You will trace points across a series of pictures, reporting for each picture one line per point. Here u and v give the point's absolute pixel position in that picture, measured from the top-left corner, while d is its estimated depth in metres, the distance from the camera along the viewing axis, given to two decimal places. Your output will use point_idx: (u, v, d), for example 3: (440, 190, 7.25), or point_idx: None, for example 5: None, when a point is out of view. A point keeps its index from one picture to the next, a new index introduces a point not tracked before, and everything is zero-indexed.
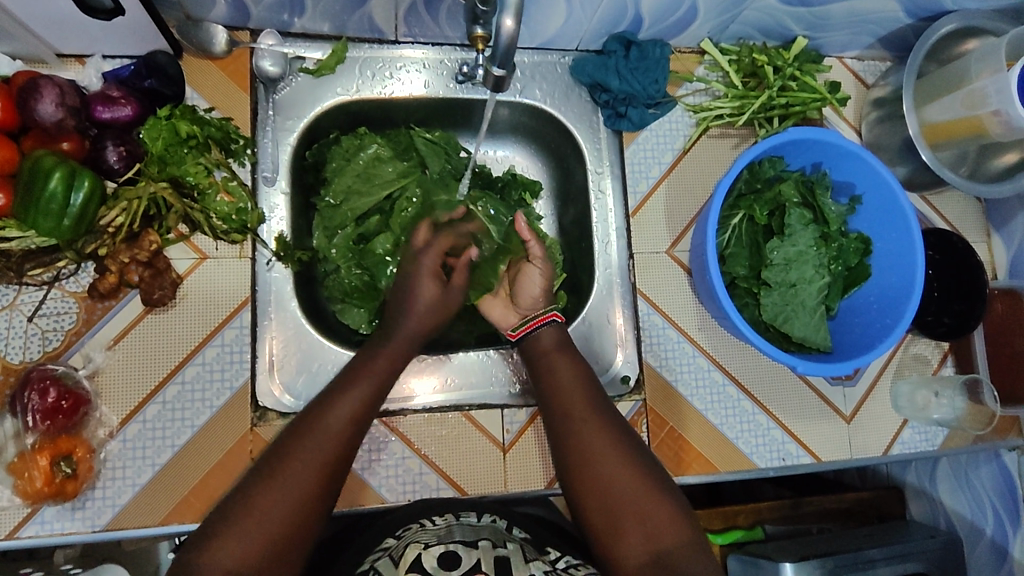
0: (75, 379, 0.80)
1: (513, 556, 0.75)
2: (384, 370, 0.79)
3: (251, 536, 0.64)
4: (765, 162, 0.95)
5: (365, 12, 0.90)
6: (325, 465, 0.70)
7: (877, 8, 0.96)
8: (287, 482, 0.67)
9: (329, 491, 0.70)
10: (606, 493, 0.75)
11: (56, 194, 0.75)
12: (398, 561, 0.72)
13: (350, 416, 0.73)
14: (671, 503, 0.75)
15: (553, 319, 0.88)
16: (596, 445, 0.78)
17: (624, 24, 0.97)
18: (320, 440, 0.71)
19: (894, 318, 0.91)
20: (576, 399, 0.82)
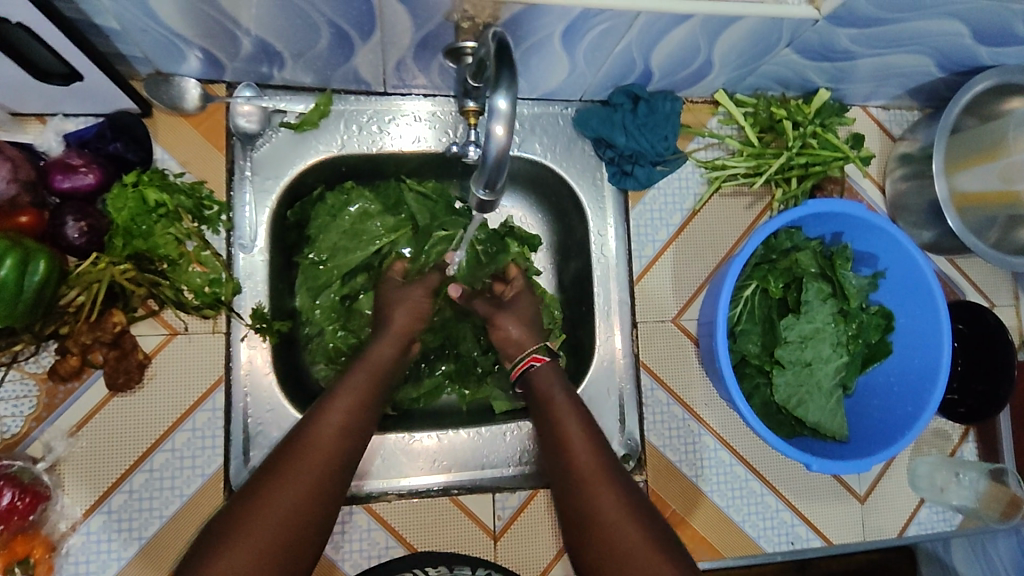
0: (32, 475, 0.75)
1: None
2: (375, 380, 0.75)
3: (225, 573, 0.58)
4: (782, 233, 0.89)
5: (350, 67, 0.82)
6: (315, 495, 0.64)
7: (907, 63, 0.89)
8: (268, 512, 0.61)
9: (322, 516, 0.64)
10: (607, 538, 0.68)
11: (7, 281, 0.68)
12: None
13: (342, 425, 0.69)
14: (677, 557, 0.67)
15: (535, 363, 0.83)
16: (598, 490, 0.71)
17: (632, 77, 0.90)
18: (314, 462, 0.65)
19: (917, 407, 0.85)
20: (574, 436, 0.76)
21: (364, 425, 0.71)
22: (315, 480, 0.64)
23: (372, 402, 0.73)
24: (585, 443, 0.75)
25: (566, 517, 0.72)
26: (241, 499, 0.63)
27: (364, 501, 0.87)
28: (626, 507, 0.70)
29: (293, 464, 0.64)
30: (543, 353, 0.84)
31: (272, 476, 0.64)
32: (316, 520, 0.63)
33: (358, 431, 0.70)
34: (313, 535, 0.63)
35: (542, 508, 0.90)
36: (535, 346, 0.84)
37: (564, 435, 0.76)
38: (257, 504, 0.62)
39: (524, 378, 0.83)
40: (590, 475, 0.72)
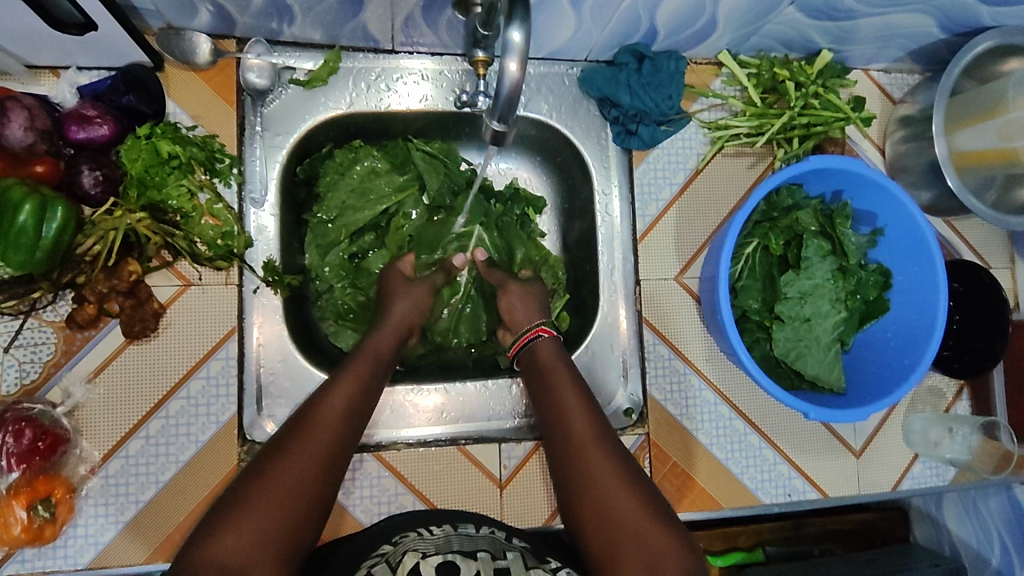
0: (53, 417, 0.77)
1: (514, 567, 0.70)
2: (373, 361, 0.78)
3: (249, 528, 0.59)
4: (783, 191, 0.90)
5: (359, 22, 0.83)
6: (330, 464, 0.65)
7: (909, 22, 0.89)
8: (287, 473, 0.62)
9: (330, 490, 0.64)
10: (605, 498, 0.70)
11: (27, 227, 0.71)
12: (395, 566, 0.68)
13: (344, 407, 0.70)
14: (666, 519, 0.70)
15: (542, 335, 0.85)
16: (596, 453, 0.73)
17: (637, 35, 0.90)
18: (325, 434, 0.66)
19: (913, 360, 0.87)
20: (574, 404, 0.78)
21: (365, 407, 0.72)
22: (325, 451, 0.65)
23: (375, 383, 0.75)
24: (584, 412, 0.77)
25: (563, 482, 0.74)
26: (256, 464, 0.64)
27: (374, 449, 0.89)
28: (621, 469, 0.72)
29: (304, 435, 0.66)
30: (550, 326, 0.86)
31: (285, 447, 0.65)
32: (331, 486, 0.64)
33: (362, 411, 0.72)
34: (327, 500, 0.64)
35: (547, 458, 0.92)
36: (543, 320, 0.87)
37: (564, 403, 0.78)
38: (275, 467, 0.63)
39: (527, 351, 0.86)
40: (587, 442, 0.74)
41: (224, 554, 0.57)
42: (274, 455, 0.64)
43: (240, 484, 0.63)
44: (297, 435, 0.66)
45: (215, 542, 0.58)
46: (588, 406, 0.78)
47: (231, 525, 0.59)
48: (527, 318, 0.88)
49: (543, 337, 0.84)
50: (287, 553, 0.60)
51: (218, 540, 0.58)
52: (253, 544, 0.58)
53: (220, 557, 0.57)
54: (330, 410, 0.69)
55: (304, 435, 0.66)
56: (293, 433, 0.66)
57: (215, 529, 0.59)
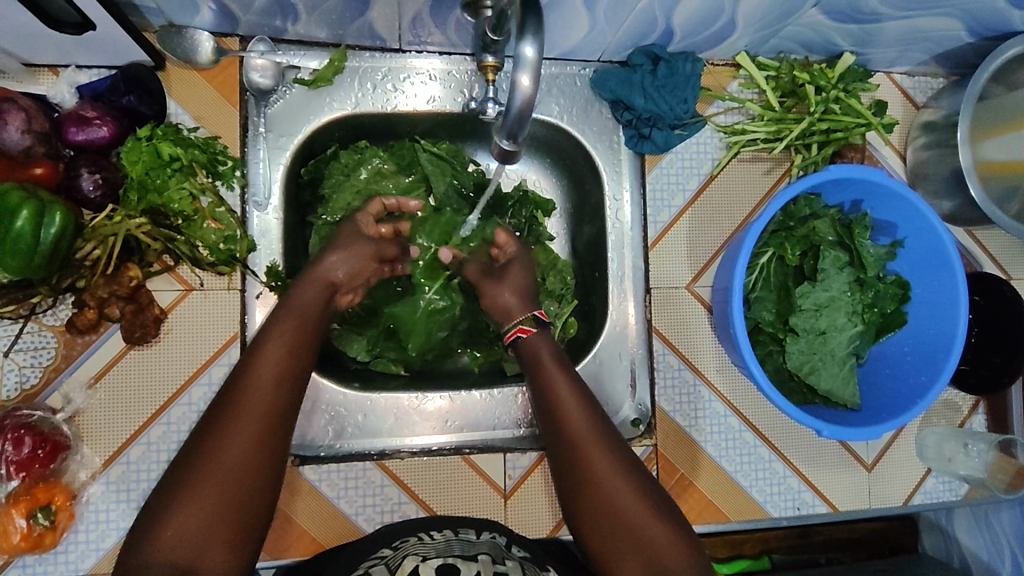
0: (52, 424, 0.76)
1: (514, 572, 0.69)
2: (304, 311, 0.73)
3: (187, 521, 0.59)
4: (801, 200, 0.88)
5: (365, 21, 0.81)
6: (257, 442, 0.63)
7: (935, 26, 0.86)
8: (217, 458, 0.61)
9: (268, 466, 0.64)
10: (605, 502, 0.69)
11: (24, 233, 0.69)
12: (394, 569, 0.68)
13: (272, 374, 0.66)
14: (671, 520, 0.69)
15: (522, 335, 0.79)
16: (594, 454, 0.71)
17: (652, 36, 0.87)
18: (251, 408, 0.64)
19: (930, 376, 0.85)
20: (570, 400, 0.74)
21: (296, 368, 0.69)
22: (253, 429, 0.63)
23: (305, 339, 0.71)
24: (582, 411, 0.73)
25: (564, 480, 0.72)
26: (190, 446, 0.63)
27: (377, 458, 0.88)
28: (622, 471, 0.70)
29: (232, 412, 0.63)
30: (530, 324, 0.79)
31: (214, 427, 0.63)
32: (268, 463, 0.63)
33: (292, 376, 0.68)
34: (266, 480, 0.63)
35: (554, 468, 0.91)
36: (524, 316, 0.80)
37: (558, 402, 0.74)
38: (209, 451, 0.62)
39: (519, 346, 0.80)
40: (589, 447, 0.71)
41: (170, 547, 0.58)
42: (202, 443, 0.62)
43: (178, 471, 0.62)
44: (226, 413, 0.63)
45: (156, 537, 0.59)
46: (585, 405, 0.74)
47: (170, 516, 0.59)
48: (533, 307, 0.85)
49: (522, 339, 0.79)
50: (238, 537, 0.61)
51: (160, 534, 0.59)
52: (196, 534, 0.59)
53: (166, 552, 0.58)
54: (257, 380, 0.66)
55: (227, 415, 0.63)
56: (221, 409, 0.64)
57: (157, 523, 0.59)
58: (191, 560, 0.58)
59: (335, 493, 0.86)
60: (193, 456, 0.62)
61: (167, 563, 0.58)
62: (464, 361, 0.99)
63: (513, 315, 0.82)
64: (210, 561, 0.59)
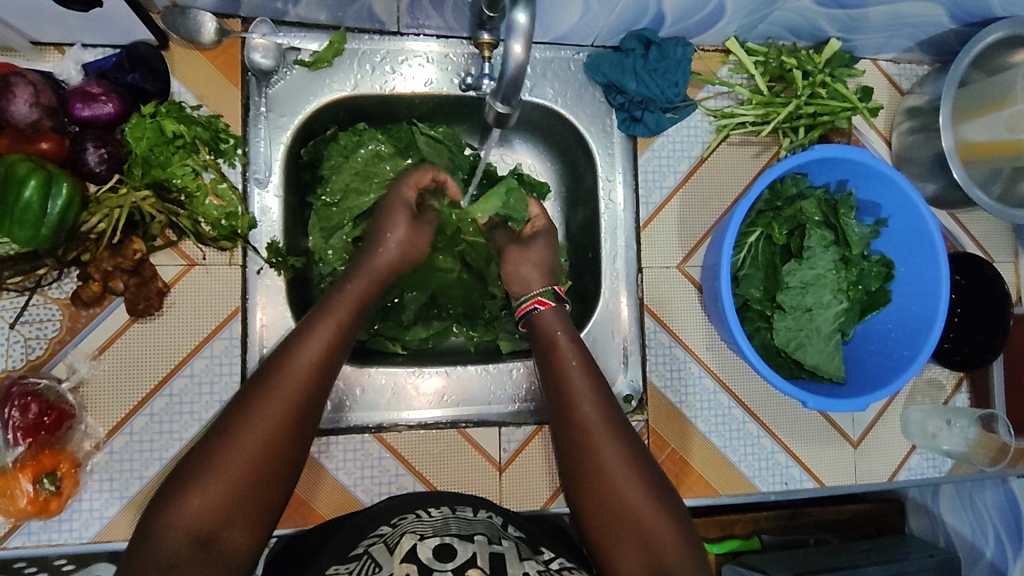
0: (58, 393, 0.78)
1: (509, 552, 0.71)
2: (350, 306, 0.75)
3: (212, 495, 0.62)
4: (787, 179, 0.90)
5: (364, 3, 0.83)
6: (287, 425, 0.66)
7: (918, 12, 0.89)
8: (247, 439, 0.64)
9: (291, 448, 0.66)
10: (611, 484, 0.72)
11: (32, 203, 0.71)
12: (393, 548, 0.69)
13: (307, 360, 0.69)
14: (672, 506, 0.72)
15: (537, 308, 0.85)
16: (605, 438, 0.74)
17: (644, 21, 0.90)
18: (285, 392, 0.67)
19: (913, 351, 0.87)
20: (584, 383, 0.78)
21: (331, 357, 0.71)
22: (285, 414, 0.66)
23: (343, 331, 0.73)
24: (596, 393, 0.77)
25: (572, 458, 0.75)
26: (221, 422, 0.66)
27: (375, 431, 0.90)
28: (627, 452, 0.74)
29: (266, 395, 0.66)
30: (548, 297, 0.85)
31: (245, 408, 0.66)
32: (294, 447, 0.67)
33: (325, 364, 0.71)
34: (289, 462, 0.66)
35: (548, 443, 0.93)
36: (542, 291, 0.86)
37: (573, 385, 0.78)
38: (238, 430, 0.65)
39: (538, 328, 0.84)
40: (596, 429, 0.75)
41: (191, 519, 0.61)
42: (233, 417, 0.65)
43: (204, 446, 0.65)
44: (259, 397, 0.66)
45: (179, 508, 0.61)
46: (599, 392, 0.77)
47: (195, 489, 0.62)
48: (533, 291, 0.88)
49: (538, 311, 0.84)
50: (256, 515, 0.64)
51: (183, 506, 0.61)
52: (217, 508, 0.62)
53: (188, 523, 0.61)
54: (292, 369, 0.68)
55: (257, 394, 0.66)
56: (253, 391, 0.67)
57: (181, 495, 0.62)
58: (211, 531, 0.62)
59: (335, 464, 0.88)
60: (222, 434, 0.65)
61: (187, 532, 0.61)
62: (460, 339, 1.01)
63: (532, 288, 0.87)
64: (228, 535, 0.62)
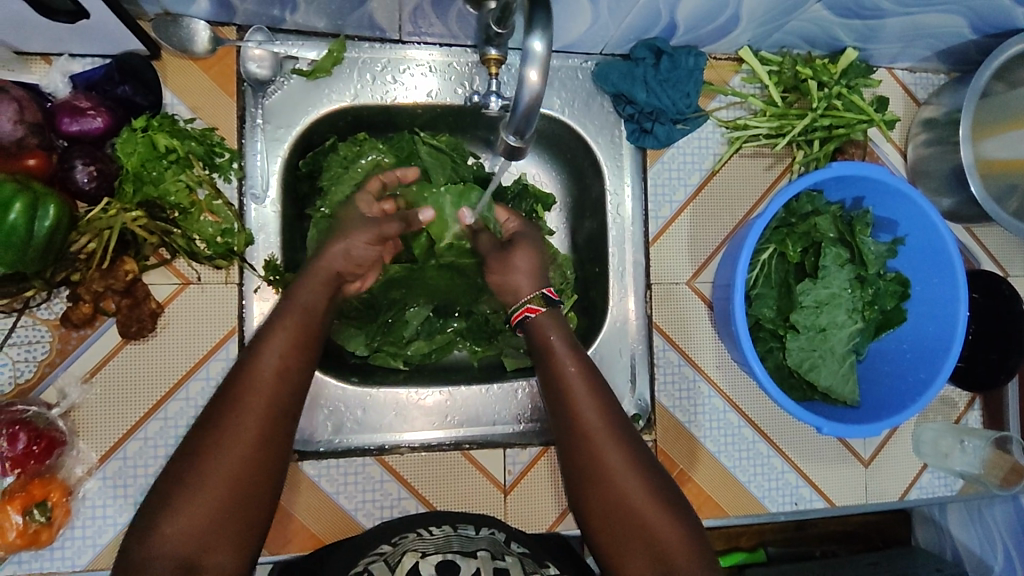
0: (48, 420, 0.75)
1: (514, 568, 0.68)
2: (315, 306, 0.71)
3: (188, 519, 0.58)
4: (803, 197, 0.87)
5: (365, 12, 0.79)
6: (263, 444, 0.62)
7: (939, 23, 0.86)
8: (223, 458, 0.60)
9: (270, 458, 0.63)
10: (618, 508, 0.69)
11: (18, 226, 0.67)
12: (394, 567, 0.67)
13: (276, 368, 0.65)
14: (687, 524, 0.69)
15: (530, 315, 0.77)
16: (609, 452, 0.70)
17: (655, 30, 0.87)
18: (257, 409, 0.62)
19: (929, 373, 0.85)
20: (583, 393, 0.73)
21: (299, 361, 0.67)
22: (256, 432, 0.62)
23: (308, 338, 0.69)
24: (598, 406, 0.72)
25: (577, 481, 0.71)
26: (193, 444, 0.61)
27: (377, 453, 0.88)
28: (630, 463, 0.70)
29: (235, 414, 0.62)
30: (538, 304, 0.78)
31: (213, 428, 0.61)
32: (271, 466, 0.63)
33: (297, 372, 0.67)
34: (269, 480, 0.63)
35: (553, 464, 0.91)
36: (531, 296, 0.78)
37: (575, 401, 0.72)
38: (212, 449, 0.61)
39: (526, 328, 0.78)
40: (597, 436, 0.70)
41: (174, 544, 0.58)
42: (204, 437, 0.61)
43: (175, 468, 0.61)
44: (228, 415, 0.62)
45: (158, 535, 0.58)
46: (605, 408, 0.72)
47: (171, 516, 0.58)
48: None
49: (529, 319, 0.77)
50: (243, 536, 0.61)
51: (162, 532, 0.58)
52: (199, 533, 0.59)
53: (170, 550, 0.58)
54: (257, 382, 0.64)
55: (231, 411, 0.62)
56: (220, 409, 0.62)
57: (158, 522, 0.58)
58: (194, 557, 0.58)
59: (335, 488, 0.86)
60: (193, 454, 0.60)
61: (171, 561, 0.58)
62: (463, 355, 0.98)
63: (521, 295, 0.79)
64: (215, 560, 0.59)
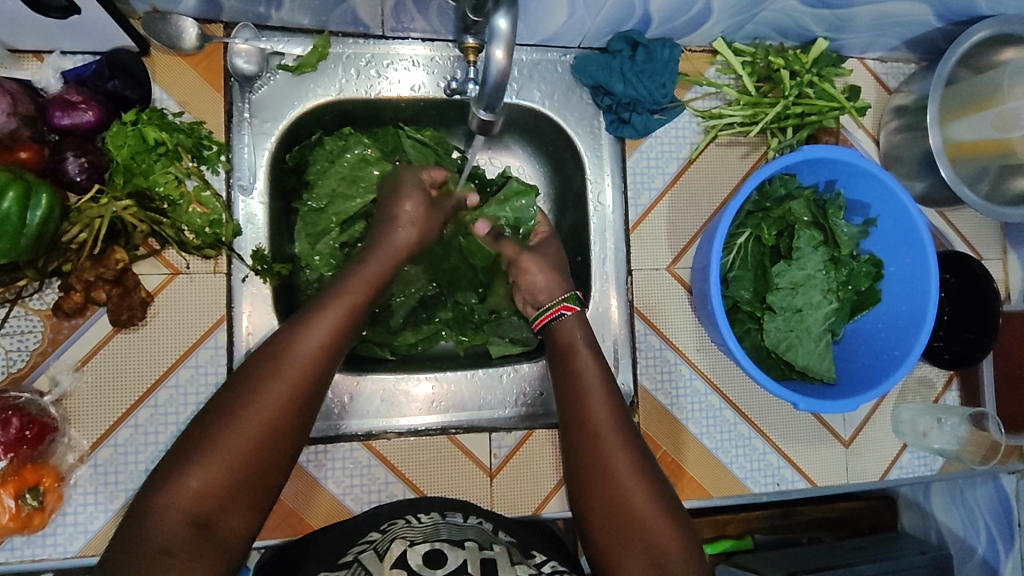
0: (39, 407, 0.77)
1: (501, 558, 0.69)
2: (364, 290, 0.74)
3: (210, 477, 0.60)
4: (776, 180, 0.90)
5: (347, 7, 0.82)
6: (295, 413, 0.65)
7: (905, 11, 0.88)
8: (253, 418, 0.63)
9: (296, 427, 0.65)
10: (616, 489, 0.71)
11: (11, 215, 0.70)
12: (383, 555, 0.68)
13: (320, 345, 0.67)
14: (683, 526, 0.71)
15: (564, 313, 0.85)
16: (614, 452, 0.74)
17: (631, 23, 0.89)
18: (295, 378, 0.65)
19: (903, 350, 0.87)
20: (595, 390, 0.79)
21: (341, 343, 0.70)
22: (292, 401, 0.65)
23: (354, 319, 0.72)
24: (607, 406, 0.77)
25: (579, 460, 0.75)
26: (226, 402, 0.63)
27: (364, 438, 0.89)
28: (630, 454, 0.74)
29: (272, 379, 0.64)
30: (573, 303, 0.85)
31: (252, 388, 0.64)
32: (292, 435, 0.65)
33: (336, 351, 0.69)
34: (290, 451, 0.65)
35: (537, 448, 0.92)
36: (568, 295, 0.86)
37: (586, 399, 0.78)
38: (242, 410, 0.63)
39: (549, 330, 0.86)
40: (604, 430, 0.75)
41: (188, 497, 0.59)
42: (239, 398, 0.63)
43: (208, 420, 0.63)
44: (269, 380, 0.64)
45: (181, 484, 0.59)
46: (611, 401, 0.78)
47: (196, 469, 0.60)
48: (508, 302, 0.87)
49: (564, 316, 0.84)
50: (256, 501, 0.63)
51: (184, 484, 0.60)
52: (217, 493, 0.60)
53: (186, 504, 0.59)
54: (300, 351, 0.66)
55: (269, 376, 0.64)
56: (259, 370, 0.65)
57: (184, 471, 0.60)
58: (209, 518, 0.60)
59: (323, 473, 0.87)
60: (229, 410, 0.62)
61: (184, 514, 0.59)
62: (450, 344, 1.00)
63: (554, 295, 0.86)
64: (229, 519, 0.61)
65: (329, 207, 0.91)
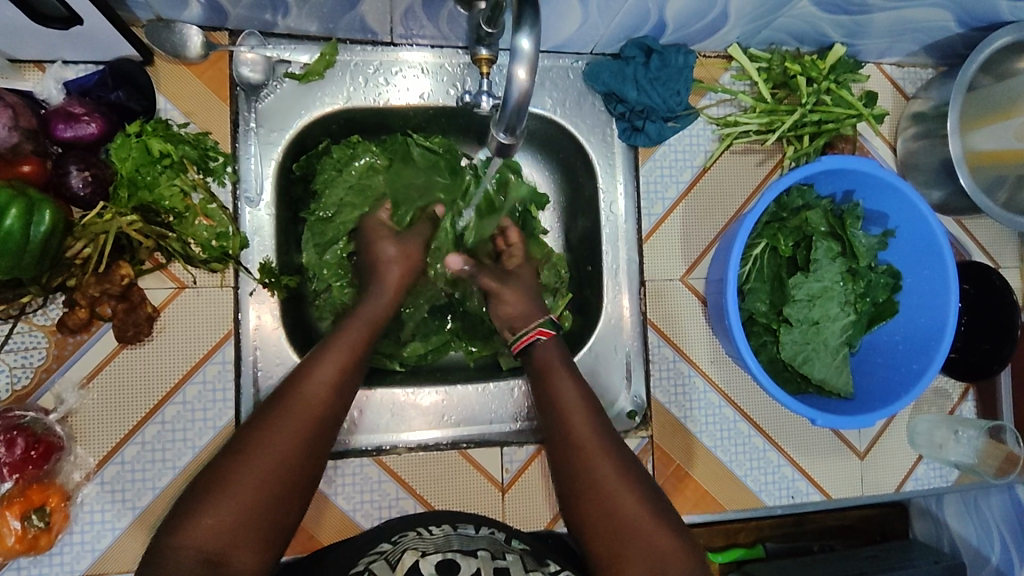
0: (45, 425, 0.75)
1: (514, 567, 0.67)
2: (365, 334, 0.76)
3: (225, 510, 0.60)
4: (793, 191, 0.88)
5: (356, 14, 0.80)
6: (308, 448, 0.66)
7: (925, 17, 0.86)
8: (271, 455, 0.63)
9: (312, 467, 0.66)
10: (614, 514, 0.69)
11: (13, 232, 0.68)
12: (394, 564, 0.66)
13: (330, 383, 0.70)
14: (682, 536, 0.69)
15: (540, 338, 0.81)
16: (596, 460, 0.72)
17: (645, 29, 0.87)
18: (311, 416, 0.67)
19: (922, 364, 0.86)
20: (577, 410, 0.76)
21: (350, 382, 0.72)
22: (304, 434, 0.66)
23: (361, 360, 0.74)
24: (584, 416, 0.75)
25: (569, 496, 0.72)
26: (239, 442, 0.64)
27: (375, 453, 0.88)
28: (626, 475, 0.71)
29: (289, 416, 0.66)
30: (549, 327, 0.82)
31: (263, 426, 0.65)
32: (308, 472, 0.65)
33: (347, 388, 0.71)
34: (303, 489, 0.65)
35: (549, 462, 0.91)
36: (541, 320, 0.83)
37: (570, 426, 0.75)
38: (258, 449, 0.63)
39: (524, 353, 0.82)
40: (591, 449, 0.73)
41: (201, 536, 0.59)
42: (256, 435, 0.64)
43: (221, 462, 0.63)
44: (280, 413, 0.66)
45: (197, 521, 0.59)
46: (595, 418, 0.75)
47: (211, 506, 0.60)
48: (515, 315, 0.85)
49: (540, 341, 0.81)
50: (268, 535, 0.62)
51: (199, 520, 0.59)
52: (235, 526, 0.60)
53: (199, 540, 0.58)
54: (312, 386, 0.69)
55: (285, 412, 0.66)
56: (276, 405, 0.67)
57: (194, 512, 0.60)
58: (222, 551, 0.59)
59: (333, 489, 0.86)
60: (246, 447, 0.63)
61: (198, 552, 0.58)
62: (460, 355, 0.99)
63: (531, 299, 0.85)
64: (240, 556, 0.59)
65: (338, 217, 0.90)
